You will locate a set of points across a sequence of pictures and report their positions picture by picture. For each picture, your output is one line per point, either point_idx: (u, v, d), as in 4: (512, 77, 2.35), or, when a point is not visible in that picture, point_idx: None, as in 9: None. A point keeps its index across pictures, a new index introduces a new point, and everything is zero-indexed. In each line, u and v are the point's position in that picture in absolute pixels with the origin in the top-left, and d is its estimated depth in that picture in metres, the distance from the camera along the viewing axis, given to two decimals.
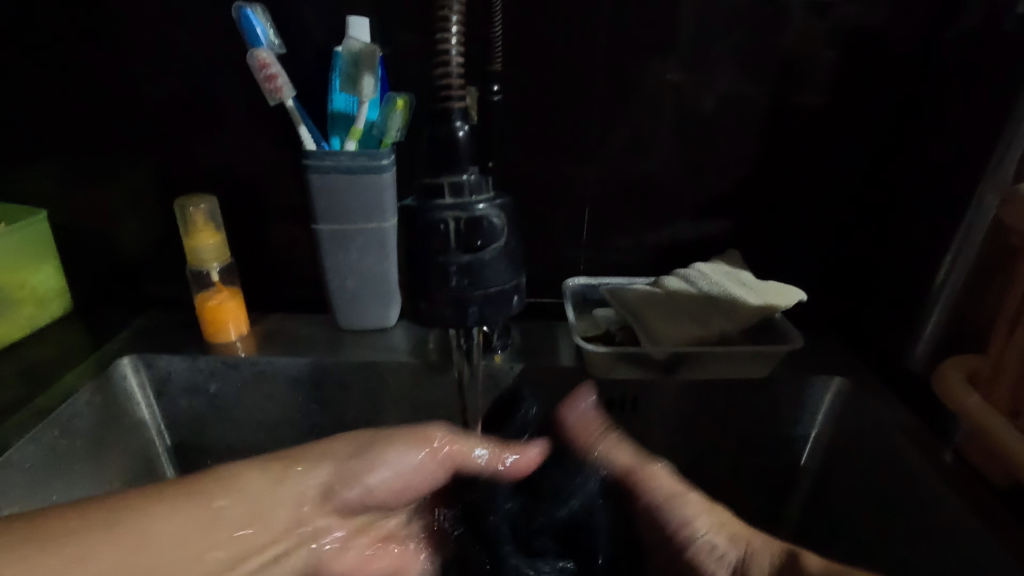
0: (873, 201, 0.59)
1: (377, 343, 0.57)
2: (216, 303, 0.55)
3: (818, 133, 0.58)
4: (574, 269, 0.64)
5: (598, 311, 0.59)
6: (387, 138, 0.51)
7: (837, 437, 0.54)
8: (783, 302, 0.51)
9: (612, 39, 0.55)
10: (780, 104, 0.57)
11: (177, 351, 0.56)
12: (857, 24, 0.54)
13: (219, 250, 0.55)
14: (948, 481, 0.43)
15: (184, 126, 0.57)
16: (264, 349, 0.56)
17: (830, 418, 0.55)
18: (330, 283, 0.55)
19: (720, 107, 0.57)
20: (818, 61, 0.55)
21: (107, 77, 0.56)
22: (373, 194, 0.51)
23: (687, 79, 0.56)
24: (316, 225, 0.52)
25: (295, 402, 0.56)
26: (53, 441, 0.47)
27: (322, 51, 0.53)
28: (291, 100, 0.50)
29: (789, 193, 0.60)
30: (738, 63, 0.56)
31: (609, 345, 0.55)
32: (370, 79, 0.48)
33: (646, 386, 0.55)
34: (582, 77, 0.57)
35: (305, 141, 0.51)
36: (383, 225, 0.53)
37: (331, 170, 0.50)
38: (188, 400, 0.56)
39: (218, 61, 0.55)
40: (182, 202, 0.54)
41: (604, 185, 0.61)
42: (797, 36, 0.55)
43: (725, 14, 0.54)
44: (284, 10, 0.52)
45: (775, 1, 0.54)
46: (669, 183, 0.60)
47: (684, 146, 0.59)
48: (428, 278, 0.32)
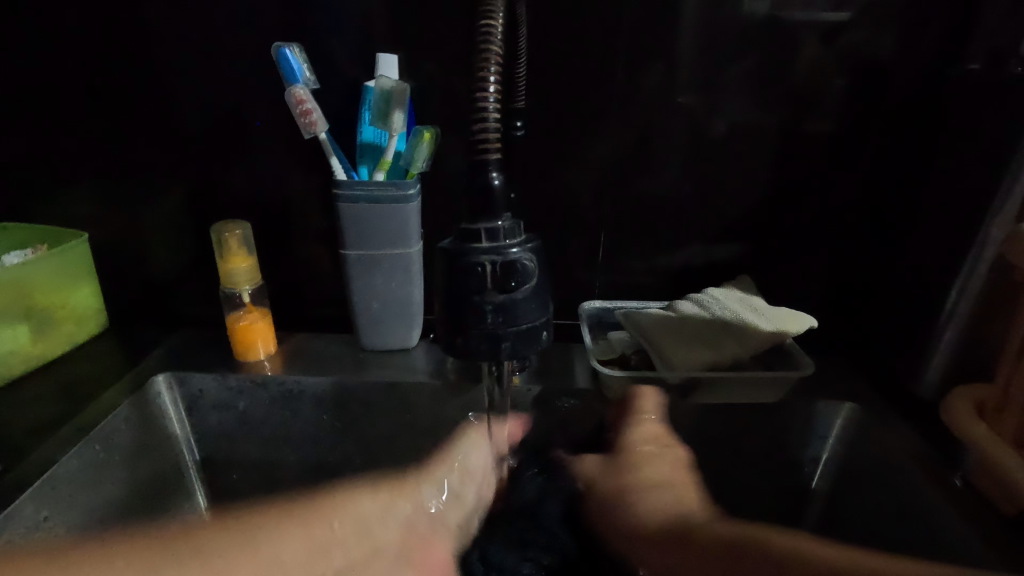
0: (882, 229, 0.60)
1: (399, 362, 0.59)
2: (248, 324, 0.58)
3: (827, 163, 0.60)
4: (589, 292, 0.66)
5: (613, 334, 0.61)
6: (414, 168, 0.53)
7: (850, 461, 0.55)
8: (794, 328, 0.53)
9: (629, 72, 0.58)
10: (790, 135, 0.59)
11: (208, 368, 0.58)
12: (865, 60, 0.56)
13: (251, 273, 0.58)
14: (957, 505, 0.44)
15: (219, 153, 0.60)
16: (291, 367, 0.59)
17: (842, 442, 0.56)
18: (356, 306, 0.57)
19: (732, 138, 0.59)
20: (827, 94, 0.58)
21: (147, 108, 0.59)
22: (399, 222, 0.54)
23: (701, 110, 0.59)
24: (344, 250, 0.55)
25: (319, 419, 0.58)
26: (94, 454, 0.50)
27: (351, 84, 0.55)
28: (324, 133, 0.53)
29: (799, 221, 0.62)
30: (749, 95, 0.58)
31: (624, 368, 0.57)
32: (400, 114, 0.51)
33: (661, 410, 0.56)
34: (599, 108, 0.59)
35: (336, 171, 0.53)
36: (408, 251, 0.55)
37: (360, 199, 0.52)
38: (218, 416, 0.59)
39: (252, 92, 0.58)
40: (218, 228, 0.56)
41: (619, 211, 0.63)
42: (806, 70, 0.57)
43: (738, 50, 0.57)
44: (317, 45, 0.55)
45: (785, 37, 0.56)
46: (682, 209, 0.62)
47: (698, 175, 0.61)
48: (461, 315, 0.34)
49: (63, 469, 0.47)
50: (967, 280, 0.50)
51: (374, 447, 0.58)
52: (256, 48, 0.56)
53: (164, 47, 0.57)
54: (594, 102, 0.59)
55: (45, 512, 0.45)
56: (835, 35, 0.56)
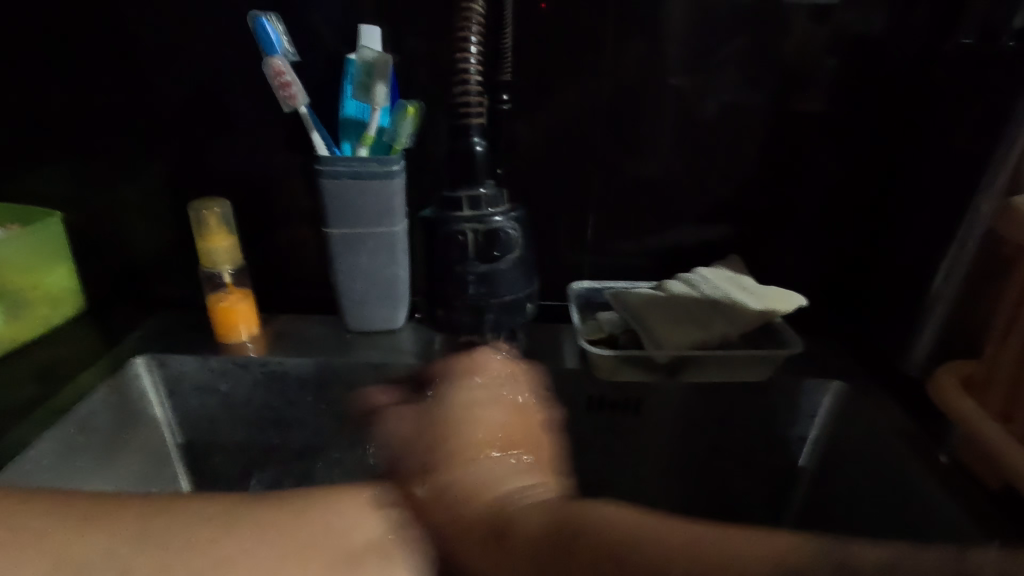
0: (872, 208, 0.60)
1: (385, 344, 0.58)
2: (228, 304, 0.56)
3: (817, 141, 0.59)
4: (578, 273, 0.65)
5: (603, 314, 0.60)
6: (397, 144, 0.52)
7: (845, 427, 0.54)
8: (783, 306, 0.52)
9: (617, 46, 0.56)
10: (780, 112, 0.58)
11: (189, 351, 0.57)
12: (856, 35, 0.55)
13: (231, 252, 0.56)
14: (944, 481, 0.44)
15: (195, 130, 0.58)
16: (274, 350, 0.57)
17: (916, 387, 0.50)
18: (340, 286, 0.56)
19: (721, 114, 0.59)
20: (817, 70, 0.57)
21: (121, 83, 0.57)
22: (384, 200, 0.52)
23: (689, 86, 0.58)
24: (328, 228, 0.54)
25: (303, 402, 0.58)
26: (69, 438, 0.48)
27: (331, 57, 0.54)
28: (304, 107, 0.52)
29: (789, 199, 0.61)
30: (739, 71, 0.57)
31: (613, 348, 0.57)
32: (382, 89, 0.50)
33: (650, 389, 0.56)
34: (586, 83, 0.58)
35: (317, 147, 0.52)
36: (393, 229, 0.54)
37: (344, 175, 0.51)
38: (200, 399, 0.57)
39: (228, 65, 0.56)
40: (197, 205, 0.54)
41: (608, 190, 0.62)
42: (796, 46, 0.56)
43: (727, 24, 0.56)
44: (295, 15, 0.53)
45: (775, 11, 0.55)
46: (671, 188, 0.62)
47: (688, 154, 0.60)
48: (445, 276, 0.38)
49: (38, 452, 0.45)
50: (956, 257, 0.49)
51: (361, 429, 0.58)
52: (233, 21, 0.54)
53: (136, 19, 0.55)
54: (583, 77, 0.58)
55: None
56: (825, 10, 0.55)
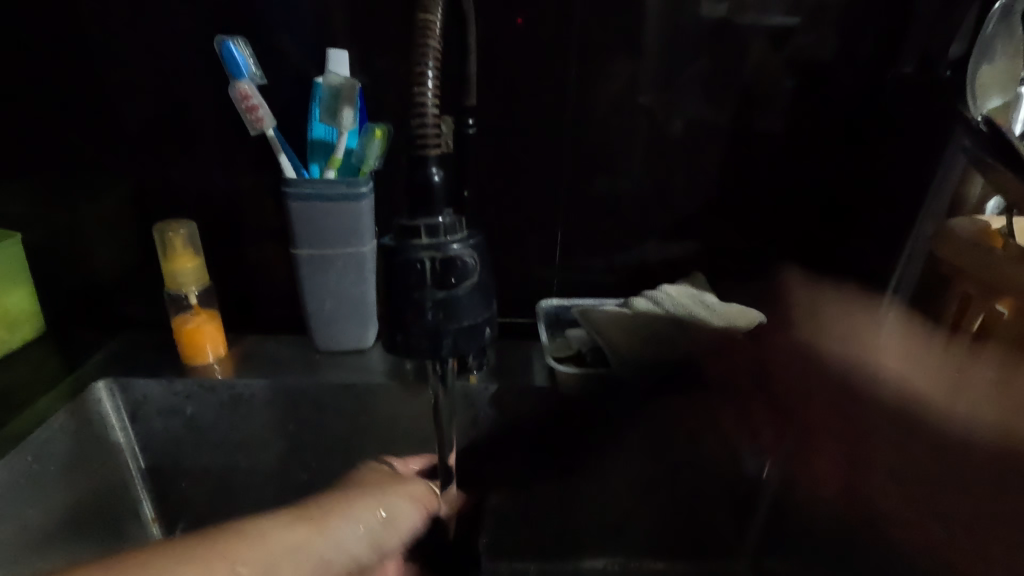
0: (827, 226, 0.62)
1: (354, 363, 0.58)
2: (194, 326, 0.56)
3: (775, 161, 0.61)
4: (548, 290, 0.66)
5: (571, 332, 0.61)
6: (365, 166, 0.53)
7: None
8: (744, 323, 0.54)
9: (582, 69, 0.58)
10: (738, 134, 0.60)
11: (153, 374, 0.56)
12: (807, 60, 0.58)
13: (197, 273, 0.56)
14: None
15: (161, 149, 0.58)
16: (241, 371, 0.57)
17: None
18: (308, 306, 0.56)
19: (682, 135, 0.61)
20: (772, 93, 0.59)
21: (86, 100, 0.57)
22: (351, 220, 0.53)
23: (651, 107, 0.60)
24: (296, 249, 0.54)
25: (270, 424, 0.57)
26: (27, 466, 0.47)
27: (300, 78, 0.54)
28: (272, 130, 0.52)
29: (749, 217, 0.63)
30: (698, 93, 0.59)
31: (580, 365, 0.58)
32: (349, 111, 0.50)
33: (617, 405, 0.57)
34: (552, 104, 0.59)
35: (285, 169, 0.52)
36: (362, 249, 0.54)
37: (311, 197, 0.51)
38: (164, 423, 0.56)
39: (195, 85, 0.56)
40: (161, 227, 0.54)
41: (576, 209, 0.63)
42: (752, 71, 0.58)
43: (686, 49, 0.58)
44: (263, 37, 0.53)
45: (731, 37, 0.57)
46: (636, 205, 0.63)
47: (653, 173, 0.62)
48: (399, 306, 0.34)
49: None
50: None
51: (328, 448, 0.58)
52: (201, 42, 0.54)
53: (103, 37, 0.55)
54: (550, 100, 0.59)
55: None
56: (779, 36, 0.57)
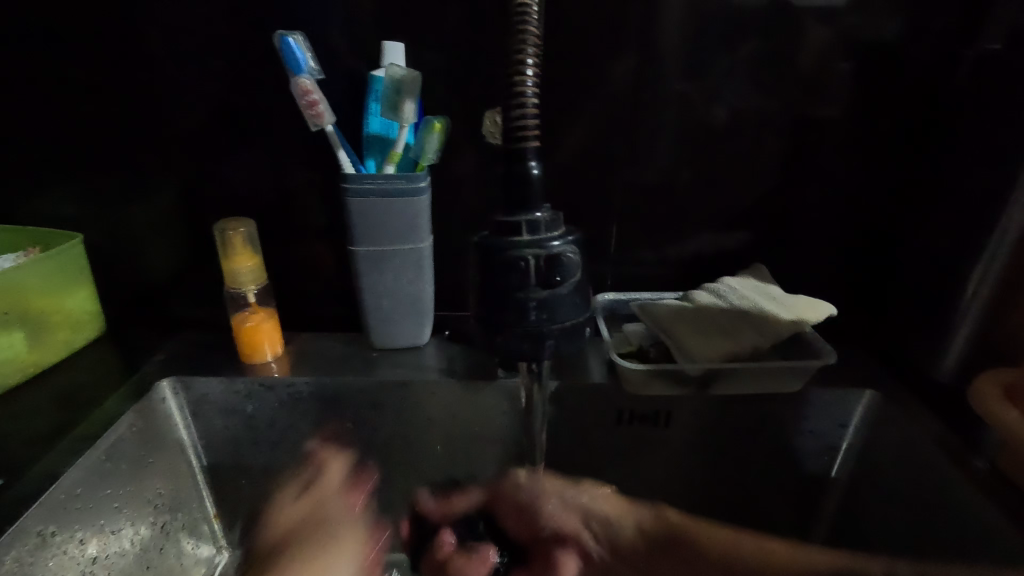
0: (896, 214, 0.60)
1: (409, 361, 0.58)
2: (253, 324, 0.56)
3: (841, 146, 0.59)
4: (601, 284, 0.65)
5: (629, 327, 0.59)
6: (423, 161, 0.52)
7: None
8: (813, 316, 0.52)
9: (639, 56, 0.56)
10: (802, 119, 0.58)
11: (213, 372, 0.56)
12: (878, 40, 0.55)
13: (257, 273, 0.56)
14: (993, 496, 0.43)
15: (215, 148, 0.58)
16: (298, 369, 0.57)
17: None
18: (364, 303, 0.56)
19: (743, 121, 0.58)
20: (840, 76, 0.56)
21: (142, 100, 0.57)
22: (409, 217, 0.52)
23: (711, 92, 0.57)
24: (353, 246, 0.53)
25: (328, 422, 0.57)
26: (100, 465, 0.48)
27: (354, 73, 0.53)
28: (331, 126, 0.51)
29: (812, 206, 0.61)
30: (761, 78, 0.57)
31: (642, 361, 0.56)
32: (411, 105, 0.50)
33: (681, 402, 0.55)
34: (608, 93, 0.58)
35: (343, 166, 0.51)
36: (419, 246, 0.54)
37: (369, 193, 0.51)
38: (225, 421, 0.57)
39: (248, 82, 0.55)
40: (221, 226, 0.54)
41: (630, 201, 0.61)
42: (819, 53, 0.56)
43: (749, 31, 0.55)
44: (316, 32, 0.52)
45: (797, 18, 0.55)
46: (693, 196, 0.61)
47: (712, 162, 0.60)
48: (500, 321, 0.32)
49: (71, 481, 0.45)
50: (990, 261, 0.49)
51: (387, 445, 0.57)
52: (254, 36, 0.53)
53: (156, 37, 0.54)
54: (606, 88, 0.57)
55: (53, 526, 0.43)
56: (848, 15, 0.55)
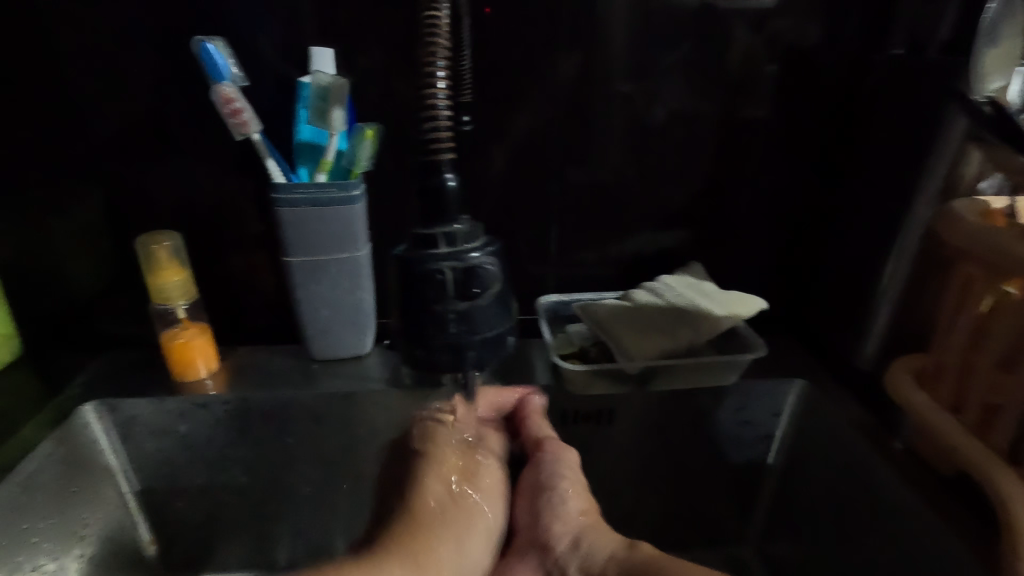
0: (820, 211, 0.63)
1: (352, 371, 0.57)
2: (184, 341, 0.54)
3: (768, 147, 0.61)
4: (544, 286, 0.65)
5: (572, 327, 0.60)
6: (356, 167, 0.51)
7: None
8: (744, 311, 0.53)
9: (572, 60, 0.57)
10: (731, 120, 0.60)
11: (143, 393, 0.54)
12: (798, 44, 0.57)
13: (185, 287, 0.54)
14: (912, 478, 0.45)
15: (137, 158, 0.55)
16: (235, 386, 0.55)
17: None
18: (302, 315, 0.55)
19: (675, 123, 0.60)
20: (765, 79, 0.59)
21: (52, 108, 0.53)
22: (344, 225, 0.51)
23: (645, 95, 0.59)
24: (287, 257, 0.52)
25: (269, 438, 0.55)
26: (16, 498, 0.45)
27: (281, 79, 0.52)
28: (257, 134, 0.50)
29: (743, 205, 0.63)
30: (691, 81, 0.58)
31: (584, 361, 0.57)
32: (339, 113, 0.49)
33: (622, 399, 0.56)
34: (543, 97, 0.58)
35: (273, 175, 0.50)
36: (355, 255, 0.53)
37: (302, 203, 0.50)
38: (157, 443, 0.54)
39: (168, 89, 0.53)
40: (143, 240, 0.52)
41: (570, 203, 0.62)
42: (744, 56, 0.58)
43: (678, 36, 0.57)
44: (240, 36, 0.50)
45: (723, 23, 0.57)
46: (631, 197, 0.63)
47: (648, 163, 0.61)
48: (421, 334, 0.33)
49: None
50: (900, 256, 0.52)
51: (331, 459, 0.56)
52: (170, 42, 0.51)
53: (65, 42, 0.51)
54: (541, 93, 0.58)
55: None
56: (770, 20, 0.57)
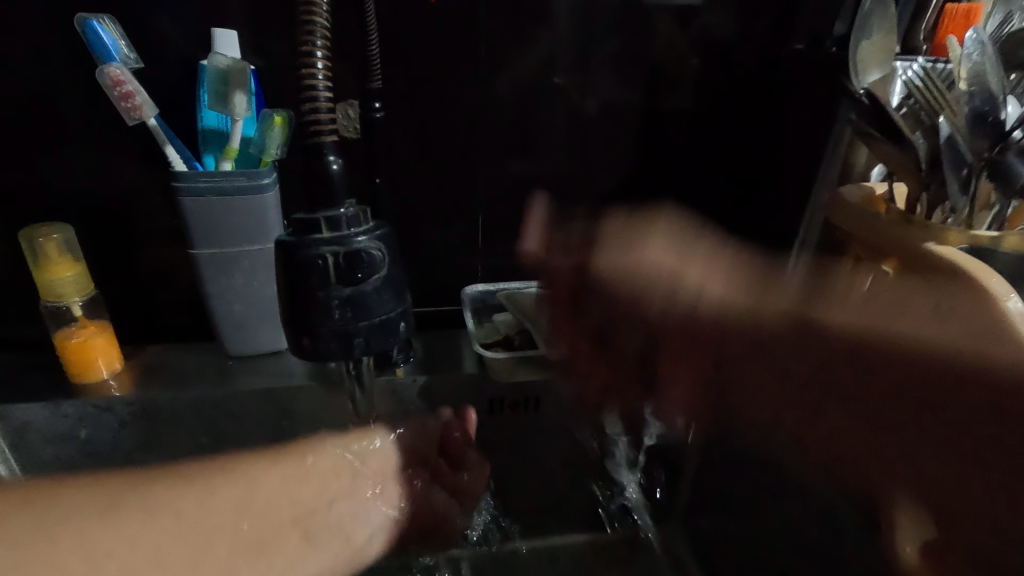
0: (736, 200, 0.65)
1: (271, 368, 0.55)
2: (81, 341, 0.50)
3: (686, 137, 0.63)
4: (473, 276, 0.65)
5: (497, 316, 0.61)
6: (266, 155, 0.49)
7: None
8: None
9: (493, 48, 0.56)
10: (651, 110, 0.61)
11: (37, 398, 0.50)
12: (712, 37, 0.59)
13: (80, 283, 0.50)
14: None
15: (24, 144, 0.51)
16: (142, 388, 0.52)
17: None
18: (214, 309, 0.52)
19: (597, 112, 0.61)
20: (682, 70, 0.60)
21: None
22: (255, 215, 0.49)
23: (566, 84, 0.59)
24: (194, 249, 0.50)
25: (180, 440, 0.53)
26: None
27: (184, 62, 0.49)
28: (153, 119, 0.47)
29: (665, 194, 0.65)
30: (611, 71, 0.59)
31: (508, 350, 0.57)
32: (242, 96, 0.46)
33: (547, 387, 0.57)
34: (464, 84, 0.57)
35: (174, 163, 0.48)
36: (268, 247, 0.51)
37: (206, 192, 0.47)
38: (54, 450, 0.51)
39: (56, 69, 0.49)
40: (29, 233, 0.48)
41: (496, 192, 0.62)
42: (663, 47, 0.59)
43: (598, 26, 0.57)
44: (135, 14, 0.47)
45: (641, 14, 0.57)
46: (556, 187, 0.63)
47: (572, 153, 0.62)
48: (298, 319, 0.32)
49: None
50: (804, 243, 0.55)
51: None
52: (56, 18, 0.47)
53: None
54: (463, 81, 0.57)
55: None
56: (686, 12, 0.58)
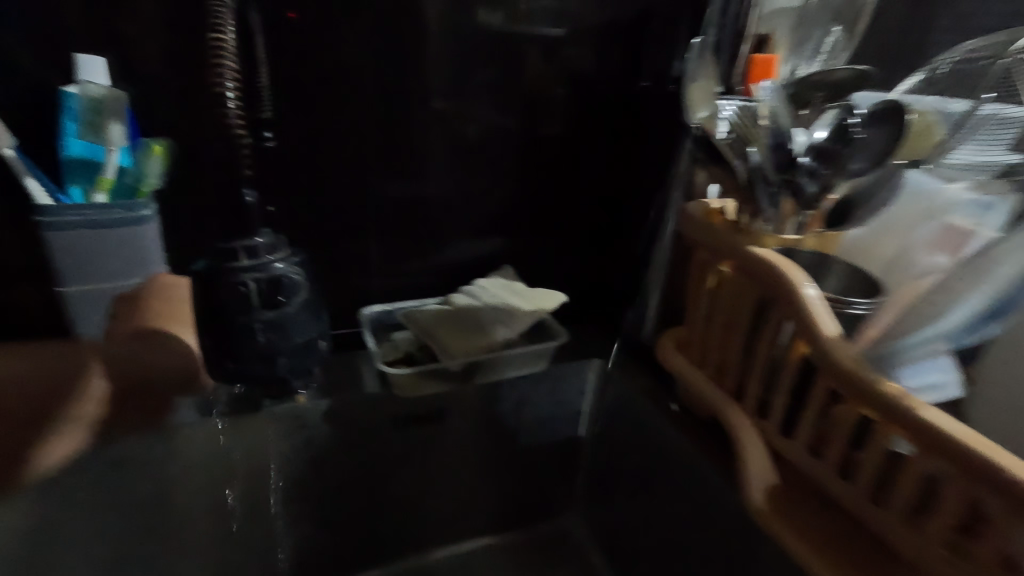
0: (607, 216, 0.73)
1: None
2: None
3: (561, 160, 0.69)
4: (367, 297, 0.67)
5: (397, 335, 0.63)
6: (145, 185, 0.48)
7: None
8: (548, 304, 0.60)
9: (379, 77, 0.59)
10: (528, 134, 0.67)
11: None
12: (578, 69, 0.66)
13: None
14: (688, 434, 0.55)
15: None
16: None
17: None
18: (86, 349, 0.48)
19: (479, 137, 0.65)
20: (553, 100, 0.66)
21: None
22: (133, 247, 0.47)
23: (452, 109, 0.63)
24: (62, 286, 0.47)
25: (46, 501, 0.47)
26: None
27: (40, 85, 0.46)
28: (9, 149, 0.44)
29: (544, 212, 0.71)
30: (490, 99, 0.64)
31: (410, 366, 0.59)
32: (117, 127, 0.46)
33: (449, 396, 0.60)
34: (352, 110, 0.59)
35: (35, 196, 0.45)
36: (150, 279, 0.49)
37: (77, 225, 0.45)
38: None
39: None
40: None
41: (386, 213, 0.64)
42: (534, 79, 0.65)
43: (475, 56, 0.61)
44: None
45: (514, 48, 0.62)
46: (445, 207, 0.67)
47: (457, 174, 0.66)
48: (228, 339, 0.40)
49: None
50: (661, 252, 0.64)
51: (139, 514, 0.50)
52: None
53: None
54: (350, 106, 0.59)
55: None
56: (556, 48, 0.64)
